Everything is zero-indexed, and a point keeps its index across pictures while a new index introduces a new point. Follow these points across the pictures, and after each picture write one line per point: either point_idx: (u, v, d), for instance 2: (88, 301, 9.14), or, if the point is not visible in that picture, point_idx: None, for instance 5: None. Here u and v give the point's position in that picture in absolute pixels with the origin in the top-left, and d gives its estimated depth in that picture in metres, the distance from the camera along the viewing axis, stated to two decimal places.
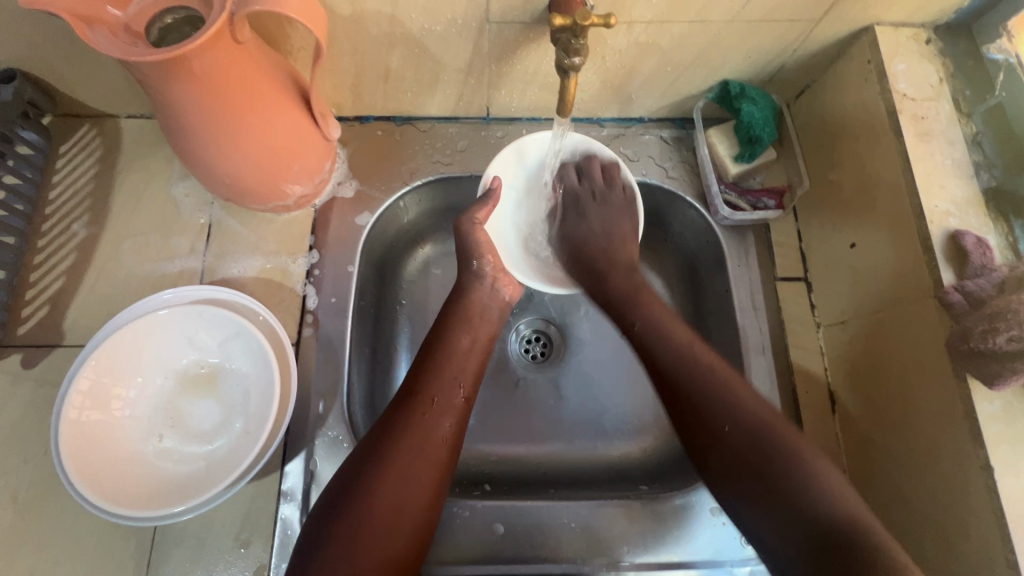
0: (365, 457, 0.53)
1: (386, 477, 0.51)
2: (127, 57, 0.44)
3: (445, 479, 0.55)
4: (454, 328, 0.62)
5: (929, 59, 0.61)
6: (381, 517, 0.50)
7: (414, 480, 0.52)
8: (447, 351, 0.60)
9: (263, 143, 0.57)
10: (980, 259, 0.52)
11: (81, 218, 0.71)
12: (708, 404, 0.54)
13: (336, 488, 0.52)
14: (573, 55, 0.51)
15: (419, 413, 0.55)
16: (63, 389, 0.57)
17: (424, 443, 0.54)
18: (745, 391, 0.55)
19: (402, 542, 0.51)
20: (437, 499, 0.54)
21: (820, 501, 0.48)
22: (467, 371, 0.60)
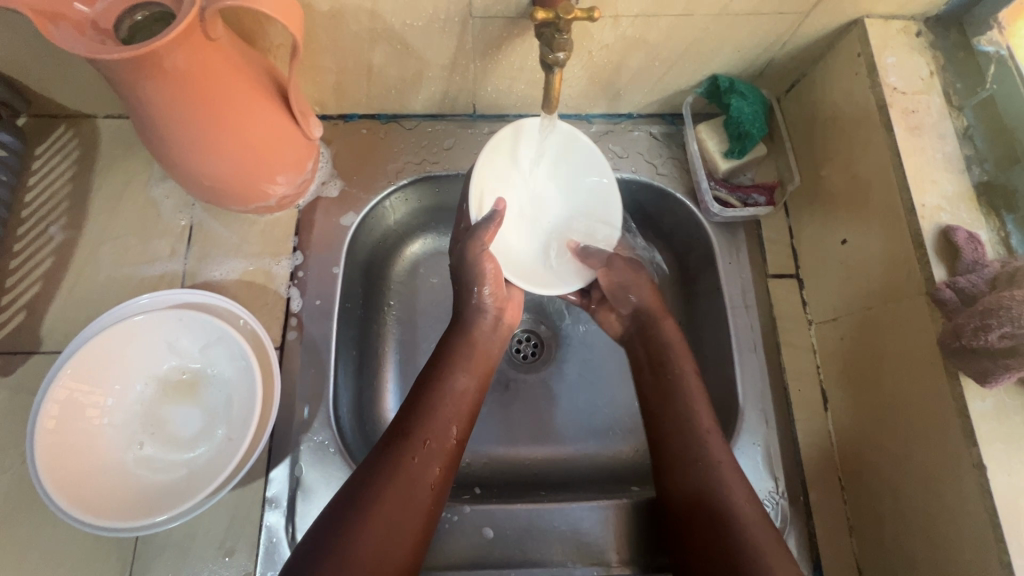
0: (348, 501, 0.49)
1: (371, 523, 0.48)
2: (94, 56, 0.42)
3: (427, 529, 0.51)
4: (450, 368, 0.60)
5: (920, 52, 0.60)
6: (362, 571, 0.45)
7: (397, 530, 0.49)
8: (442, 391, 0.58)
9: (242, 143, 0.56)
10: (971, 254, 0.51)
11: (58, 221, 0.69)
12: (691, 472, 0.56)
13: (313, 537, 0.47)
14: (557, 50, 0.50)
15: (411, 455, 0.52)
16: (38, 398, 0.55)
17: (412, 487, 0.51)
18: (721, 454, 0.56)
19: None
20: (417, 554, 0.50)
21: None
22: (462, 415, 0.58)
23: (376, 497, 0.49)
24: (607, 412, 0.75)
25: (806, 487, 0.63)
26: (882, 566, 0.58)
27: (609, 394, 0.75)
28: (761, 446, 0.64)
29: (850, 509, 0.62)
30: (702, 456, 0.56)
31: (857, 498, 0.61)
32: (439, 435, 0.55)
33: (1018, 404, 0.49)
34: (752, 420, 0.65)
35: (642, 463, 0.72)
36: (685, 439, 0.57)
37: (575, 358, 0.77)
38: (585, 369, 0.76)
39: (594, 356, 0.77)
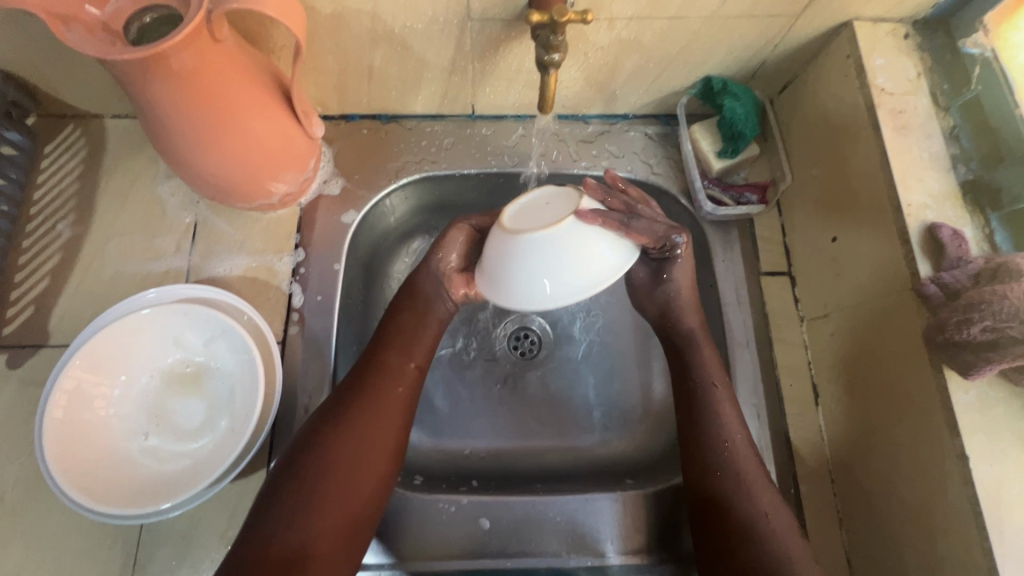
0: (322, 422, 0.54)
1: (342, 439, 0.53)
2: (104, 56, 0.44)
3: (399, 444, 0.56)
4: (411, 305, 0.62)
5: (907, 54, 0.62)
6: (337, 480, 0.51)
7: (368, 446, 0.53)
8: (405, 325, 0.61)
9: (246, 141, 0.58)
10: (956, 251, 0.53)
11: (66, 218, 0.71)
12: (738, 498, 0.55)
13: (293, 450, 0.53)
14: (552, 51, 0.52)
15: (375, 381, 0.56)
16: (47, 389, 0.57)
17: (378, 408, 0.55)
18: (756, 475, 0.56)
19: (357, 507, 0.52)
20: (393, 465, 0.55)
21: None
22: (423, 346, 0.60)
23: (346, 417, 0.54)
24: (603, 406, 0.76)
25: (797, 480, 0.64)
26: (871, 556, 0.59)
27: (604, 389, 0.77)
28: (752, 440, 0.65)
29: (840, 501, 0.63)
30: (741, 481, 0.55)
31: (846, 490, 0.62)
32: (400, 360, 0.59)
33: (1000, 396, 0.50)
34: (744, 414, 0.66)
35: (636, 456, 0.74)
36: (725, 460, 0.57)
37: (571, 353, 0.78)
38: (581, 364, 0.78)
39: (590, 352, 0.78)
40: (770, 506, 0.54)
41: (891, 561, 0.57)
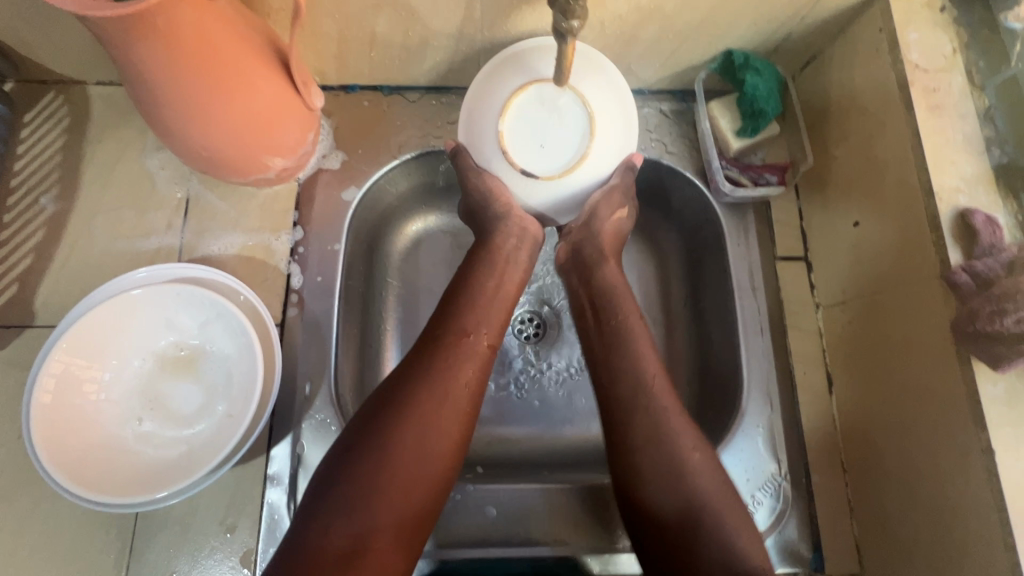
0: (382, 404, 0.50)
1: (408, 423, 0.48)
2: (82, 12, 0.40)
3: (468, 430, 0.51)
4: (478, 267, 0.59)
5: (944, 29, 0.58)
6: (400, 469, 0.47)
7: (434, 432, 0.49)
8: (473, 292, 0.57)
9: (240, 109, 0.54)
10: (989, 238, 0.50)
11: (49, 191, 0.67)
12: (619, 385, 0.55)
13: (349, 436, 0.49)
14: (571, 18, 0.47)
15: (444, 358, 0.52)
16: (34, 373, 0.54)
17: (445, 389, 0.51)
18: (677, 416, 0.53)
19: (424, 490, 0.48)
20: (458, 453, 0.50)
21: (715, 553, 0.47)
22: (494, 315, 0.57)
23: (411, 399, 0.49)
24: None
25: (809, 469, 0.63)
26: (882, 547, 0.59)
27: None
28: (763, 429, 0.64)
29: (852, 492, 0.62)
30: (662, 419, 0.52)
31: (859, 480, 0.62)
32: (471, 338, 0.55)
33: None
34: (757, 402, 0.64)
35: None
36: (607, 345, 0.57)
37: (579, 338, 0.76)
38: None
39: None
40: (671, 435, 0.52)
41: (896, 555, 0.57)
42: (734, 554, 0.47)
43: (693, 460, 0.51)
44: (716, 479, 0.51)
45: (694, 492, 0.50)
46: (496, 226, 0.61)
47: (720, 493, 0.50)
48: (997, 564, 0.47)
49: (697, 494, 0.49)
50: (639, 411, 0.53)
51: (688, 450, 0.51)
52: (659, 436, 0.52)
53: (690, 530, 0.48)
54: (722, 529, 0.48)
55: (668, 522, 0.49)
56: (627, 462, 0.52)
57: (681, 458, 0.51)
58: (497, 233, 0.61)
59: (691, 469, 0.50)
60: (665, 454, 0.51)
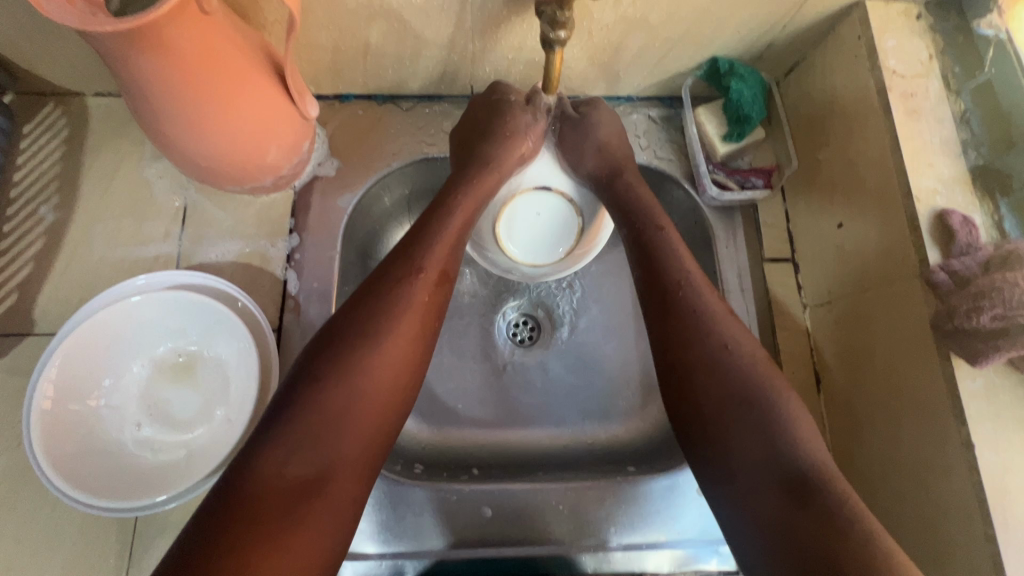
0: (336, 335, 0.50)
1: (364, 355, 0.49)
2: (85, 28, 0.41)
3: (422, 364, 0.53)
4: (440, 210, 0.59)
5: (920, 36, 0.60)
6: (356, 399, 0.48)
7: (387, 360, 0.50)
8: (427, 229, 0.57)
9: (238, 119, 0.55)
10: (966, 238, 0.52)
11: (48, 201, 0.68)
12: (707, 341, 0.53)
13: (304, 366, 0.48)
14: (558, 28, 0.49)
15: (401, 287, 0.53)
16: (34, 381, 0.55)
17: (401, 315, 0.52)
18: (734, 330, 0.54)
19: (378, 423, 0.49)
20: (411, 381, 0.52)
21: (761, 440, 0.48)
22: (447, 251, 0.57)
23: (365, 334, 0.50)
24: (604, 394, 0.75)
25: None
26: (868, 488, 0.60)
27: (605, 376, 0.76)
28: None
29: None
30: (713, 334, 0.53)
31: (847, 477, 0.63)
32: (425, 269, 0.55)
33: (1007, 384, 0.50)
34: None
35: (637, 445, 0.73)
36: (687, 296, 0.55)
37: (572, 339, 0.77)
38: (583, 350, 0.77)
39: (592, 340, 0.77)
40: (733, 341, 0.52)
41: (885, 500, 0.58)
42: (783, 452, 0.47)
43: (774, 414, 0.49)
44: (772, 376, 0.51)
45: (794, 447, 0.47)
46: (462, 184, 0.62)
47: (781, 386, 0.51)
48: (979, 554, 0.48)
49: (753, 389, 0.50)
50: (718, 370, 0.51)
51: (736, 347, 0.52)
52: (753, 392, 0.50)
53: (799, 488, 0.45)
54: (778, 421, 0.49)
55: (776, 480, 0.46)
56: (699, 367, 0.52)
57: (754, 411, 0.49)
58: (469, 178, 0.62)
59: (735, 368, 0.51)
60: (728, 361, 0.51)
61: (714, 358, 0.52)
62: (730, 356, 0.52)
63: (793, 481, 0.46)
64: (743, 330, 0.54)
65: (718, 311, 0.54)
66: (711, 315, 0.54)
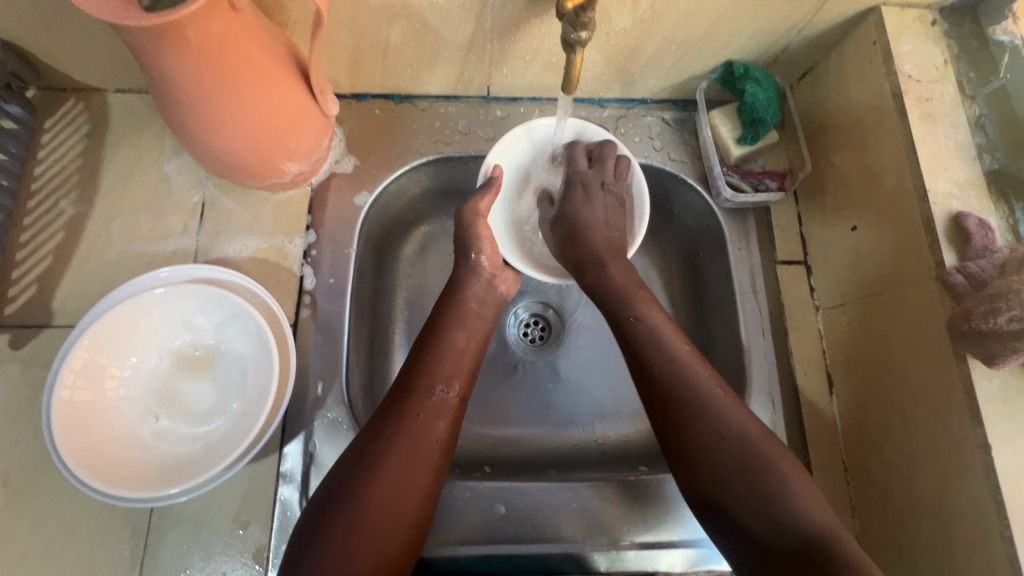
0: (358, 460, 0.52)
1: (381, 476, 0.51)
2: (118, 21, 0.42)
3: (437, 481, 0.54)
4: (449, 327, 0.62)
5: (935, 41, 0.61)
6: (375, 516, 0.50)
7: (406, 485, 0.52)
8: (442, 348, 0.60)
9: (260, 117, 0.56)
10: (982, 240, 0.52)
11: (68, 195, 0.69)
12: (699, 420, 0.53)
13: (328, 489, 0.51)
14: (580, 29, 0.50)
15: (414, 414, 0.55)
16: (54, 370, 0.55)
17: (415, 443, 0.54)
18: (724, 399, 0.54)
19: (395, 537, 0.50)
20: (431, 498, 0.54)
21: (794, 511, 0.48)
22: (462, 371, 0.60)
23: (382, 456, 0.52)
24: (614, 394, 0.76)
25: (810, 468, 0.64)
26: (884, 505, 0.60)
27: (615, 376, 0.77)
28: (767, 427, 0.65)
29: (853, 490, 0.63)
30: (706, 420, 0.53)
31: (860, 479, 0.63)
32: (440, 393, 0.57)
33: None
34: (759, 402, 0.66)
35: (647, 445, 0.73)
36: (675, 380, 0.55)
37: (582, 340, 0.78)
38: (593, 351, 0.77)
39: (603, 340, 0.78)
40: (726, 423, 0.52)
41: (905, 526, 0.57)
42: (783, 519, 0.48)
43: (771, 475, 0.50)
44: (768, 444, 0.52)
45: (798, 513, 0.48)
46: (469, 278, 0.66)
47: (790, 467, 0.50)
48: (996, 557, 0.48)
49: (752, 464, 0.50)
50: (731, 457, 0.51)
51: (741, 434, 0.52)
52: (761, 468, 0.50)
53: (806, 554, 0.46)
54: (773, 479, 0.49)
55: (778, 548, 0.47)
56: (705, 471, 0.52)
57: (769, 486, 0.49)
58: (464, 292, 0.65)
59: (727, 454, 0.51)
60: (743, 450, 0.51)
61: (711, 423, 0.53)
62: (725, 436, 0.52)
63: (801, 548, 0.46)
64: (734, 398, 0.55)
65: (714, 388, 0.55)
66: (708, 396, 0.54)
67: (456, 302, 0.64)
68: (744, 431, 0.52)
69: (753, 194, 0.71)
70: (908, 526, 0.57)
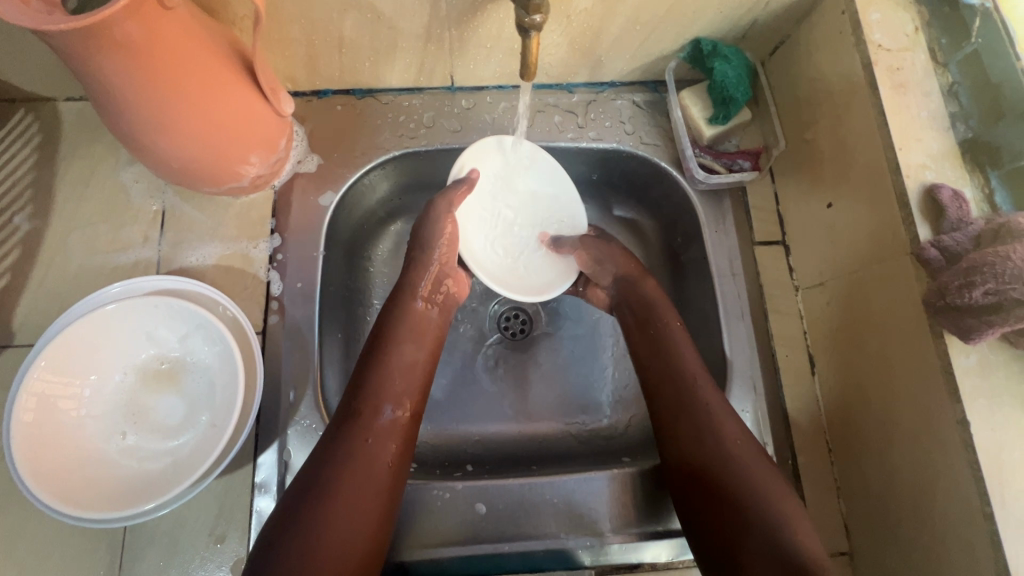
0: (306, 491, 0.50)
1: (329, 507, 0.49)
2: (39, 27, 0.39)
3: (390, 508, 0.53)
4: (396, 341, 0.60)
5: (905, 8, 0.59)
6: (324, 552, 0.48)
7: (358, 511, 0.51)
8: (389, 364, 0.58)
9: (209, 120, 0.54)
10: (956, 212, 0.51)
11: (23, 210, 0.67)
12: (687, 401, 0.57)
13: (275, 524, 0.49)
14: (534, 12, 0.47)
15: (362, 438, 0.53)
16: (13, 392, 0.54)
17: (366, 468, 0.52)
18: (713, 396, 0.57)
19: (347, 574, 0.48)
20: (380, 529, 0.52)
21: (760, 540, 0.49)
22: (411, 389, 0.59)
23: (331, 485, 0.51)
24: (597, 385, 0.75)
25: (794, 450, 0.63)
26: (868, 488, 0.59)
27: (596, 366, 0.76)
28: (750, 413, 0.64)
29: (838, 471, 0.63)
30: (704, 413, 0.56)
31: (844, 459, 0.62)
32: (389, 414, 0.56)
33: (1001, 359, 0.50)
34: (740, 386, 0.65)
35: (633, 435, 0.72)
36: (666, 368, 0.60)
37: (562, 333, 0.77)
38: (575, 343, 0.76)
39: (585, 331, 0.77)
40: (718, 416, 0.56)
41: (890, 506, 0.57)
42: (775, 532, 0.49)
43: (745, 467, 0.53)
44: (749, 443, 0.55)
45: (787, 530, 0.48)
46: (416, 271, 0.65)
47: (761, 466, 0.53)
48: (977, 534, 0.48)
49: (745, 480, 0.52)
50: (722, 469, 0.53)
51: (734, 441, 0.54)
52: (745, 469, 0.52)
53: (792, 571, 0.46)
54: (759, 486, 0.51)
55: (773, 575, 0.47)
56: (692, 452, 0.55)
57: (756, 497, 0.51)
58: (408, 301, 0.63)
59: (724, 454, 0.54)
60: (755, 488, 0.51)
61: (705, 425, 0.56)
62: (714, 434, 0.55)
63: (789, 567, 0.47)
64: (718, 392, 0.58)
65: (699, 380, 0.58)
66: (695, 387, 0.58)
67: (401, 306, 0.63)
68: (728, 427, 0.55)
69: (728, 175, 0.69)
70: (893, 508, 0.56)
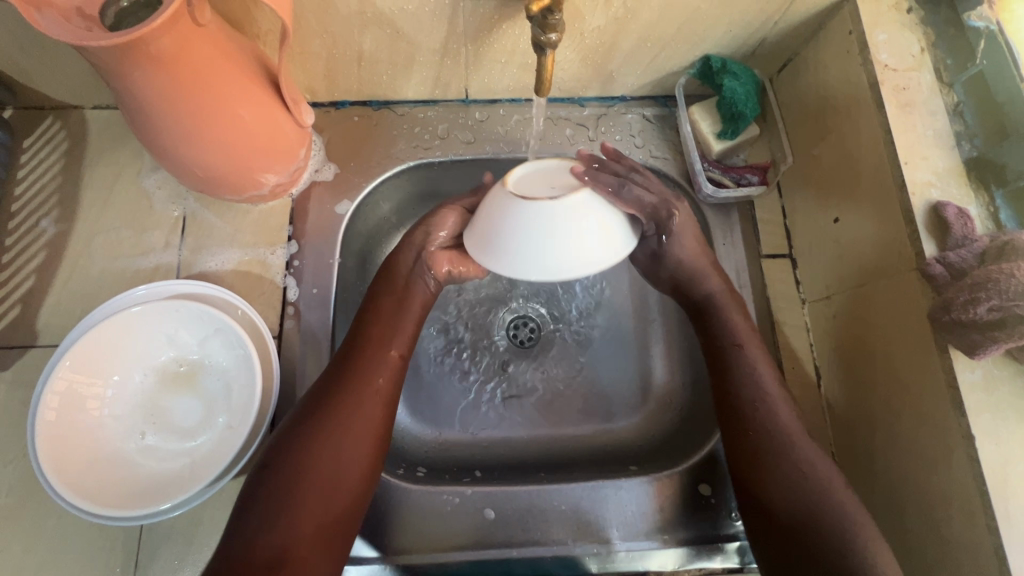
0: (301, 421, 0.54)
1: (319, 438, 0.53)
2: (79, 43, 0.41)
3: (380, 447, 0.56)
4: (382, 291, 0.61)
5: (911, 29, 0.60)
6: (316, 476, 0.52)
7: (353, 444, 0.54)
8: (380, 312, 0.60)
9: (234, 131, 0.56)
10: (961, 230, 0.52)
11: (49, 214, 0.69)
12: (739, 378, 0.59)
13: (271, 451, 0.53)
14: (550, 31, 0.49)
15: (350, 376, 0.56)
16: (38, 392, 0.55)
17: (354, 403, 0.55)
18: (767, 372, 0.59)
19: (338, 499, 0.52)
20: (373, 466, 0.55)
21: (790, 500, 0.54)
22: (404, 334, 0.60)
23: (323, 415, 0.54)
24: (604, 393, 0.76)
25: None
26: (874, 501, 0.60)
27: (603, 375, 0.76)
28: None
29: None
30: (757, 389, 0.58)
31: (849, 472, 0.63)
32: (379, 354, 0.58)
33: (1006, 374, 0.50)
34: None
35: (640, 444, 0.73)
36: (729, 345, 0.61)
37: (570, 342, 0.78)
38: (582, 352, 0.77)
39: (595, 341, 0.78)
40: (766, 390, 0.58)
41: (894, 519, 0.57)
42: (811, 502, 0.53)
43: (791, 447, 0.56)
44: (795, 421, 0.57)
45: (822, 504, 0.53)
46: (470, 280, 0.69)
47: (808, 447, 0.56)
48: (981, 547, 0.48)
49: (792, 454, 0.55)
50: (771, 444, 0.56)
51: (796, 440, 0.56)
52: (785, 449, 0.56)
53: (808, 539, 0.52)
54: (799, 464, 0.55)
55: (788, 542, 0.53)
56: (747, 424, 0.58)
57: (795, 474, 0.55)
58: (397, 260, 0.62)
59: (777, 428, 0.57)
60: (794, 463, 0.55)
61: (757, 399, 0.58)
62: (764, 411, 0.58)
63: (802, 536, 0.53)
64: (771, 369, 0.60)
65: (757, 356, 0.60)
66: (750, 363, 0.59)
67: (388, 275, 0.62)
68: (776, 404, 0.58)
69: (736, 189, 0.70)
70: (898, 522, 0.57)
